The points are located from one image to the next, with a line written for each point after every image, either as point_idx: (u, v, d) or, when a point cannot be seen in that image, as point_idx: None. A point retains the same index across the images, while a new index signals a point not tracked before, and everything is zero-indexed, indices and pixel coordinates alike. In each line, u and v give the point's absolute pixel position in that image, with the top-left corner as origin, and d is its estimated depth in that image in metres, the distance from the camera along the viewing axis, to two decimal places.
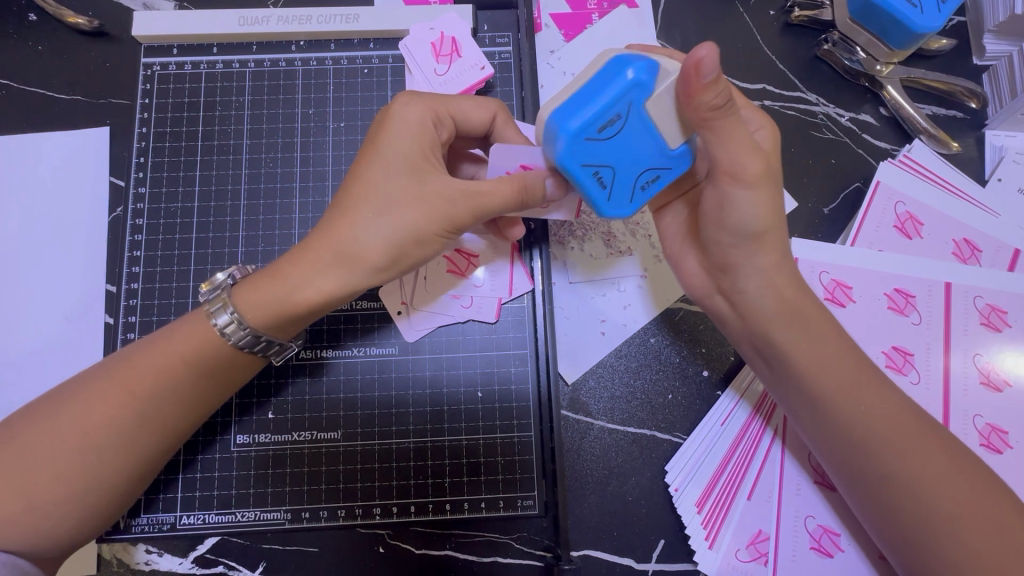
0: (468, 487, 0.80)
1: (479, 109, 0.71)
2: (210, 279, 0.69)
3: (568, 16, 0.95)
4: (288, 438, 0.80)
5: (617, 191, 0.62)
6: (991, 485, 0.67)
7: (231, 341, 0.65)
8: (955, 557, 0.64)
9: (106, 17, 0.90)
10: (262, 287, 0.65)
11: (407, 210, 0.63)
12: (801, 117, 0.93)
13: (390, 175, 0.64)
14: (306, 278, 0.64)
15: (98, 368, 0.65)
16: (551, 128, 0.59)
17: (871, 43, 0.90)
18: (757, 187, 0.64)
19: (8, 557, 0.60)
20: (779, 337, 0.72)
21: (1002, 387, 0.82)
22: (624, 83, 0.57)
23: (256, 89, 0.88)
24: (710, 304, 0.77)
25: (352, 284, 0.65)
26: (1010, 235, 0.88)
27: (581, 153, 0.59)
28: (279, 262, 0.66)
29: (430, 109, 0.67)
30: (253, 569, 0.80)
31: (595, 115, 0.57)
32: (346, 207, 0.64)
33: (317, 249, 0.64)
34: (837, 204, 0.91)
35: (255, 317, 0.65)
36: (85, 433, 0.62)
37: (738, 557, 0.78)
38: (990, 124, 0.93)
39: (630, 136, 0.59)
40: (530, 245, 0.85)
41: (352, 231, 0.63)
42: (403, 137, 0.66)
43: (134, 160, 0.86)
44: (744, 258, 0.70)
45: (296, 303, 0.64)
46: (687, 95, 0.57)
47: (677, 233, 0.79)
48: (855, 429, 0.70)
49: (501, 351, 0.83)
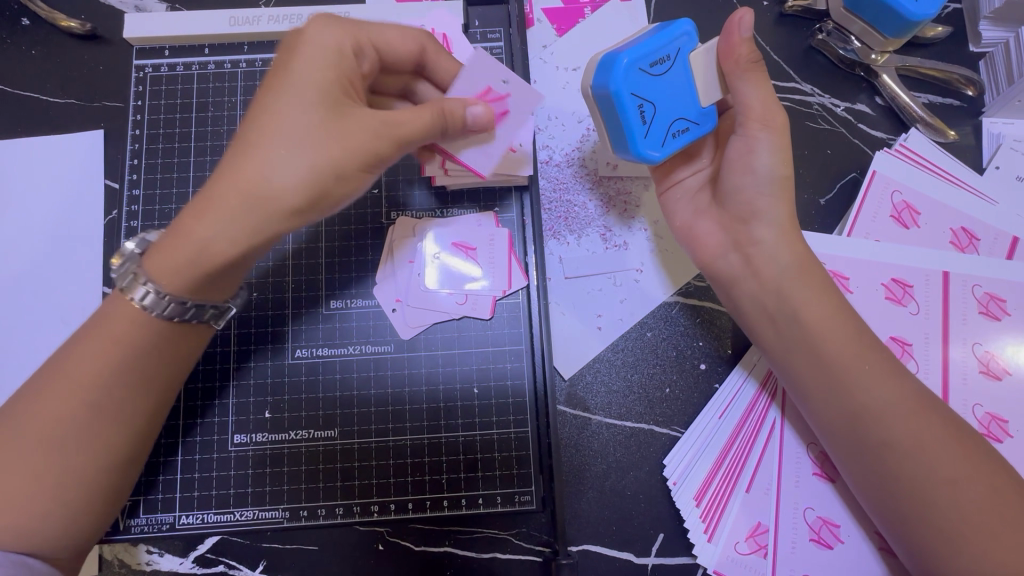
0: (466, 483, 0.80)
1: (405, 40, 0.73)
2: (119, 251, 0.66)
3: (561, 10, 0.95)
4: (284, 436, 0.80)
5: (653, 132, 0.68)
6: (993, 464, 0.66)
7: (156, 312, 0.63)
8: (950, 532, 0.64)
9: (97, 20, 0.90)
10: (171, 248, 0.62)
11: (331, 146, 0.60)
12: (797, 107, 0.92)
13: (303, 110, 0.61)
14: (216, 226, 0.59)
15: (56, 363, 0.64)
16: (608, 61, 0.65)
17: (864, 33, 0.89)
18: (779, 135, 0.71)
19: (16, 556, 0.60)
20: (792, 295, 0.73)
21: (1001, 375, 0.82)
22: (675, 29, 0.66)
23: (247, 88, 0.88)
24: (723, 263, 0.78)
25: (273, 231, 0.60)
26: (1008, 222, 0.87)
27: (632, 81, 0.65)
28: (185, 216, 0.62)
29: (349, 36, 0.66)
30: (253, 568, 0.80)
31: (651, 50, 0.65)
32: (251, 147, 0.60)
33: (224, 191, 0.59)
34: (833, 194, 0.90)
35: (170, 280, 0.61)
36: (62, 430, 0.61)
37: (738, 549, 0.78)
38: (987, 112, 0.92)
39: (671, 78, 0.67)
40: (524, 239, 0.85)
41: (262, 168, 0.59)
42: (316, 72, 0.63)
43: (128, 161, 0.86)
44: (767, 205, 0.73)
45: (213, 258, 0.60)
46: (729, 48, 0.67)
47: (688, 205, 0.81)
48: (852, 400, 0.69)
49: (497, 347, 0.83)
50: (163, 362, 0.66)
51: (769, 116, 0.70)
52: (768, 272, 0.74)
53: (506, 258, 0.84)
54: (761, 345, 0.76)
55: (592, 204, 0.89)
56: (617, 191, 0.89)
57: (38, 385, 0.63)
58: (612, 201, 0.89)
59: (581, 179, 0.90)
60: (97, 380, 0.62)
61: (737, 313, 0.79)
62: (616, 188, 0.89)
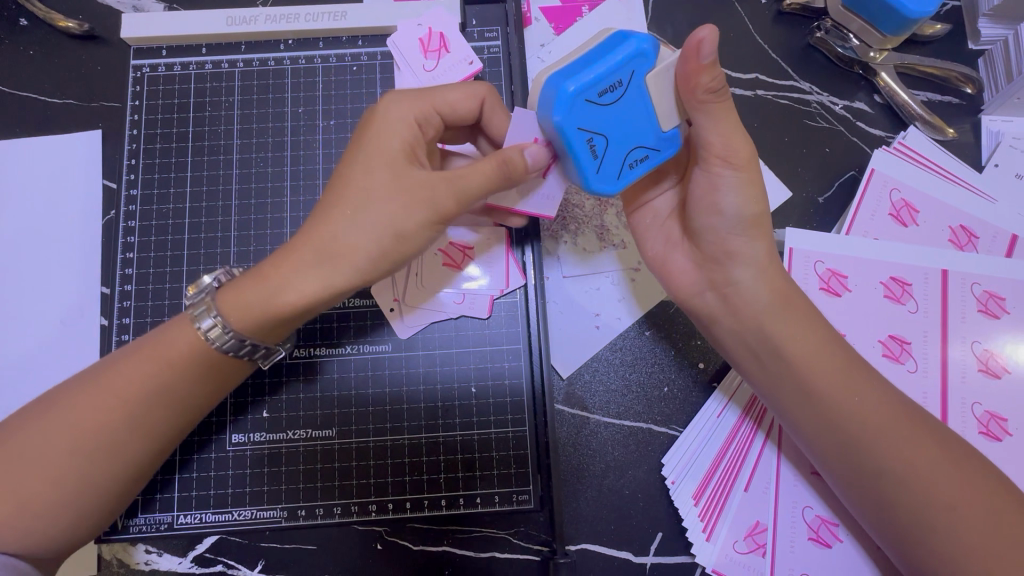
0: (464, 483, 0.80)
1: (467, 98, 0.72)
2: (196, 281, 0.69)
3: (558, 8, 0.94)
4: (281, 437, 0.80)
5: (606, 165, 0.63)
6: (991, 480, 0.66)
7: (217, 345, 0.65)
8: (950, 553, 0.64)
9: (95, 20, 0.90)
10: (246, 289, 0.65)
11: (393, 208, 0.64)
12: (794, 106, 0.92)
13: (376, 171, 0.66)
14: (290, 278, 0.64)
15: (81, 381, 0.66)
16: (552, 88, 0.60)
17: (863, 31, 0.89)
18: (745, 171, 0.67)
19: (8, 559, 0.62)
20: (772, 330, 0.72)
21: (1000, 373, 0.82)
22: (626, 53, 0.59)
23: (245, 89, 0.88)
24: (700, 301, 0.76)
25: (336, 284, 0.64)
26: (1007, 220, 0.87)
27: (576, 114, 0.60)
28: (264, 264, 0.66)
29: (419, 102, 0.70)
30: (252, 567, 0.80)
31: (595, 80, 0.59)
32: (328, 211, 0.65)
33: (300, 250, 0.64)
34: (832, 192, 0.90)
35: (238, 319, 0.64)
36: (79, 436, 0.63)
37: (736, 548, 0.78)
38: (987, 109, 0.92)
39: (624, 105, 0.61)
40: (521, 238, 0.85)
41: (335, 230, 0.64)
42: (390, 139, 0.67)
43: (125, 162, 0.86)
44: (742, 243, 0.71)
45: (280, 306, 0.64)
46: (690, 75, 0.59)
47: (659, 234, 0.79)
48: (845, 429, 0.69)
49: (494, 346, 0.83)
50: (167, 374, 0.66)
51: (731, 152, 0.66)
52: (755, 304, 0.72)
53: (504, 257, 0.84)
54: (749, 379, 0.75)
55: (590, 204, 0.89)
56: None
57: (70, 388, 0.65)
58: (609, 201, 0.89)
59: None
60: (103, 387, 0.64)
61: (719, 347, 0.77)
62: None
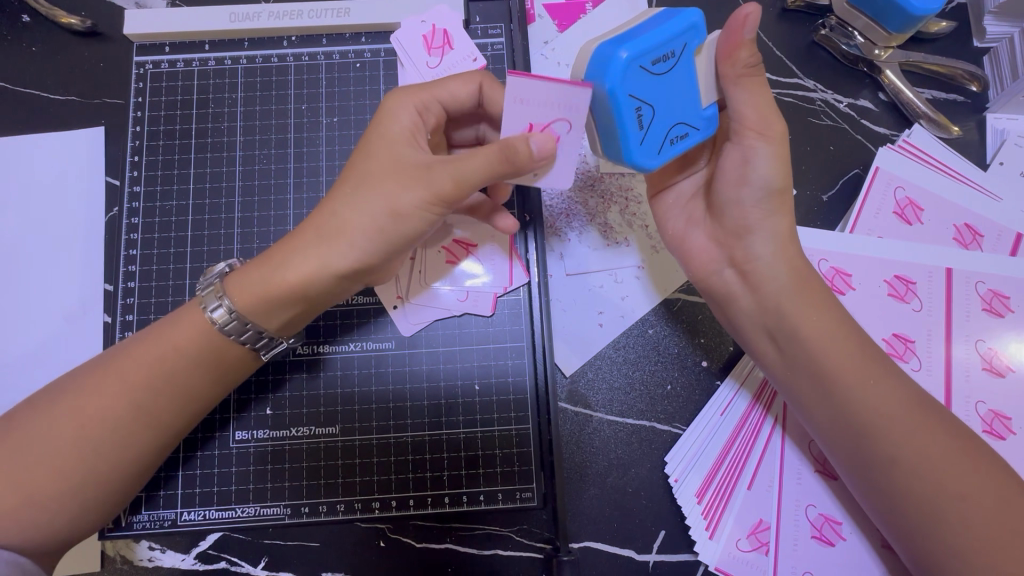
0: (467, 479, 0.80)
1: (465, 87, 0.72)
2: (210, 269, 0.71)
3: (562, 5, 0.94)
4: (285, 433, 0.80)
5: (650, 137, 0.60)
6: (1000, 475, 0.65)
7: (220, 328, 0.66)
8: (955, 547, 0.64)
9: (97, 16, 0.90)
10: (253, 270, 0.66)
11: (391, 188, 0.63)
12: (799, 103, 0.92)
13: (375, 156, 0.66)
14: (288, 257, 0.65)
15: (86, 375, 0.66)
16: (602, 56, 0.57)
17: (868, 28, 0.88)
18: (777, 144, 0.66)
19: (11, 552, 0.61)
20: (790, 310, 0.71)
21: (1004, 371, 0.82)
22: (681, 21, 0.58)
23: (248, 85, 0.88)
24: (717, 280, 0.76)
25: (332, 262, 0.64)
26: (1012, 219, 0.87)
27: (632, 80, 0.57)
28: (271, 249, 0.68)
29: (417, 95, 0.70)
30: (254, 564, 0.80)
31: (655, 46, 0.57)
32: (331, 195, 0.66)
33: (303, 232, 0.66)
34: (836, 190, 0.90)
35: (242, 299, 0.66)
36: (84, 428, 0.63)
37: (739, 546, 0.78)
38: (991, 108, 0.91)
39: (674, 78, 0.60)
40: (524, 236, 0.85)
41: (333, 210, 0.65)
42: (388, 126, 0.68)
43: (128, 159, 0.86)
44: (762, 218, 0.70)
45: (282, 284, 0.65)
46: (729, 48, 0.60)
47: (681, 213, 0.78)
48: (858, 417, 0.69)
49: (498, 343, 0.83)
50: (171, 371, 0.66)
51: (765, 124, 0.65)
52: None
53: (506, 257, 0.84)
54: (763, 362, 0.75)
55: (594, 201, 0.89)
56: (619, 188, 0.89)
57: (77, 380, 0.66)
58: (613, 198, 0.89)
59: (582, 175, 0.89)
60: (113, 382, 0.65)
61: (735, 331, 0.77)
62: (616, 185, 0.89)
